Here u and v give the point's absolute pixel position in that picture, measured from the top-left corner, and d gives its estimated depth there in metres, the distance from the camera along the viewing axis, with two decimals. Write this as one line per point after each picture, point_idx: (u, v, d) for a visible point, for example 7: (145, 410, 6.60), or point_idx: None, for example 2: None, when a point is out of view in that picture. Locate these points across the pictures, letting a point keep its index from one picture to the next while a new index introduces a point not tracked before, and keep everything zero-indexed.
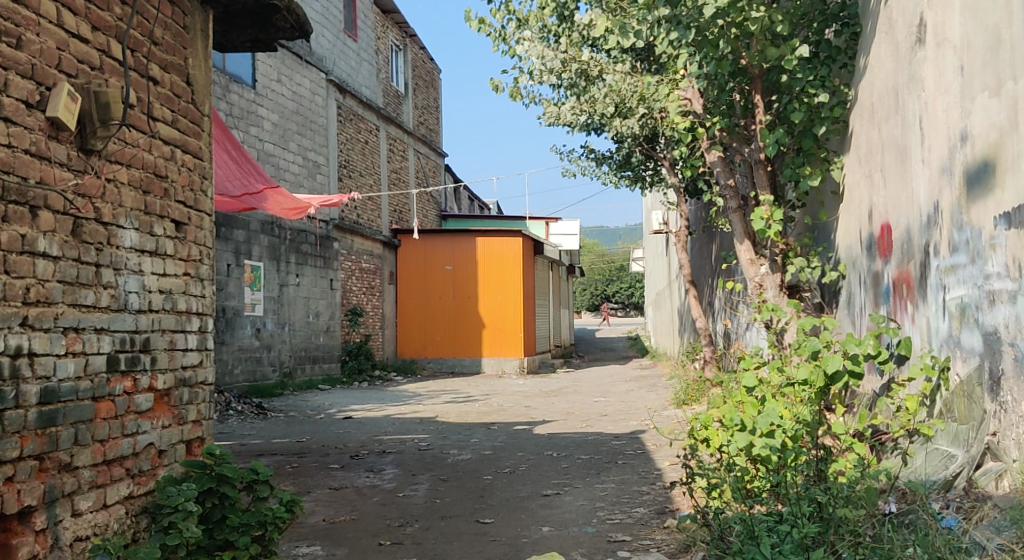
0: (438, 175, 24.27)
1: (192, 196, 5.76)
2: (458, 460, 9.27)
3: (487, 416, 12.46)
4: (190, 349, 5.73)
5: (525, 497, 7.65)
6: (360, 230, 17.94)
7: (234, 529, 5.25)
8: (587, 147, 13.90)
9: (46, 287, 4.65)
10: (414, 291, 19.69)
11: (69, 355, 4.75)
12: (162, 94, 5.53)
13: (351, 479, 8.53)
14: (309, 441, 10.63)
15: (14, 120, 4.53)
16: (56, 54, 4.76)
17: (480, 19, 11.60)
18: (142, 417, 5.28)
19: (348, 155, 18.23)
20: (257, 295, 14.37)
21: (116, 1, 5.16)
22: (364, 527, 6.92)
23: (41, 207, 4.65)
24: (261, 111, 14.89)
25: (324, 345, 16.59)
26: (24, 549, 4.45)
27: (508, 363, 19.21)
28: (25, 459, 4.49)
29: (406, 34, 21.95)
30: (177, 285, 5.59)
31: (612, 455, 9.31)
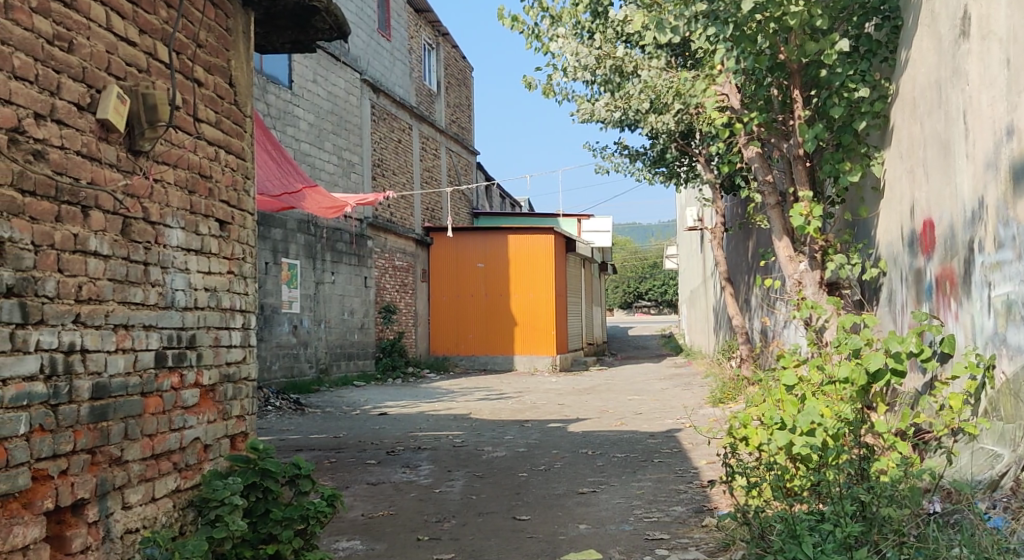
0: (471, 173, 24.36)
1: (235, 196, 5.83)
2: (492, 457, 9.31)
3: (520, 414, 12.50)
4: (234, 345, 5.81)
5: (560, 495, 7.66)
6: (393, 228, 18.07)
7: (277, 523, 5.33)
8: (621, 144, 13.89)
9: (97, 285, 4.72)
10: (446, 288, 19.80)
11: (120, 351, 4.84)
12: (206, 96, 5.62)
13: (387, 475, 8.60)
14: (345, 436, 10.72)
15: (67, 123, 4.62)
16: (105, 58, 4.85)
17: (513, 16, 11.65)
18: (189, 412, 5.37)
19: (381, 155, 18.35)
20: (294, 292, 14.51)
21: (162, 4, 5.25)
22: (401, 523, 6.98)
23: (92, 207, 4.73)
24: (297, 111, 15.05)
25: (359, 342, 16.70)
26: (77, 541, 4.54)
27: (540, 360, 19.14)
28: (78, 452, 4.58)
29: (439, 33, 22.04)
30: (221, 283, 5.68)
31: (647, 454, 9.31)
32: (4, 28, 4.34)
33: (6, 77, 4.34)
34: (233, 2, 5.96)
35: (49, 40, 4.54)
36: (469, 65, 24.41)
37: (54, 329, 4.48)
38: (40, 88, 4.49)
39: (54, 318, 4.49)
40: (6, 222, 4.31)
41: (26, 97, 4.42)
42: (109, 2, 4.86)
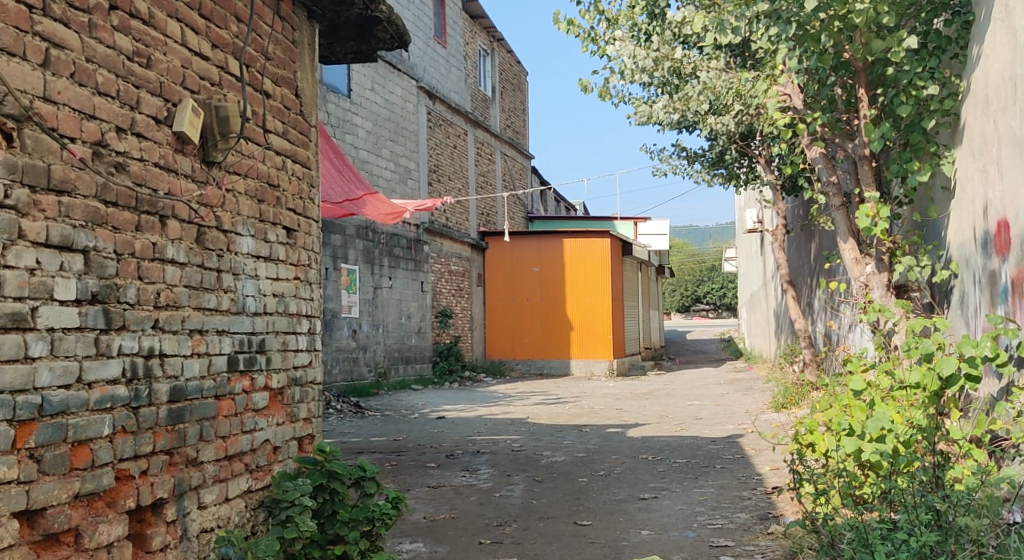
0: (526, 177, 24.41)
1: (301, 204, 5.91)
2: (551, 462, 9.30)
3: (579, 419, 12.49)
4: (301, 349, 5.87)
5: (622, 500, 7.65)
6: (448, 233, 18.18)
7: (344, 524, 5.39)
8: (679, 146, 13.81)
9: (174, 291, 4.78)
10: (501, 292, 19.84)
11: (195, 355, 4.91)
12: (275, 108, 5.70)
13: (448, 478, 8.65)
14: (405, 439, 10.80)
15: (146, 135, 4.66)
16: (180, 72, 4.92)
17: (569, 20, 11.62)
18: (259, 414, 5.45)
19: (437, 160, 18.46)
20: (353, 297, 14.64)
21: (233, 18, 5.34)
22: (463, 526, 7.01)
23: (169, 217, 4.78)
24: (356, 119, 15.20)
25: (416, 345, 16.80)
26: (157, 540, 4.61)
27: (597, 365, 19.06)
28: (157, 454, 4.64)
29: (494, 38, 22.08)
30: (289, 288, 5.75)
31: (709, 459, 9.25)
32: (89, 46, 4.36)
33: (90, 94, 4.37)
34: (299, 15, 6.05)
35: (129, 56, 4.58)
36: (524, 70, 24.43)
37: (135, 334, 4.51)
38: (121, 102, 4.53)
39: (135, 323, 4.52)
40: (90, 232, 4.33)
41: (108, 112, 4.45)
42: (184, 19, 4.94)
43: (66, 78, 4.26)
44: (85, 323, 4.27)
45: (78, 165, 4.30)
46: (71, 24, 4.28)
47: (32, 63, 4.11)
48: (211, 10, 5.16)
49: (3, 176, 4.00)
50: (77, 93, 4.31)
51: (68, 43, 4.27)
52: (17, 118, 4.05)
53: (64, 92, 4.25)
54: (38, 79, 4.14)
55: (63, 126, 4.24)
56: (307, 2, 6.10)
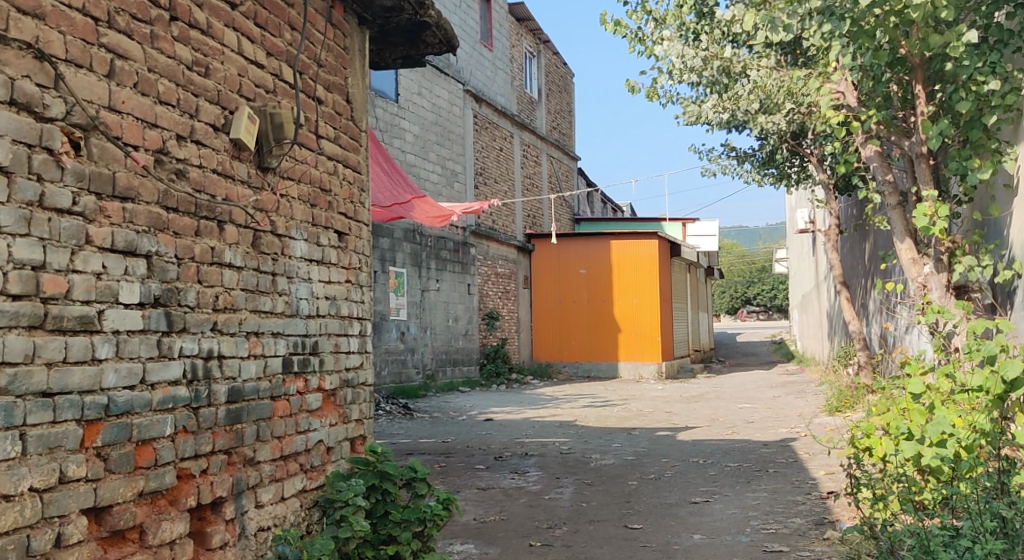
0: (572, 179, 24.34)
1: (352, 208, 5.88)
2: (600, 465, 9.22)
3: (628, 422, 12.40)
4: (352, 351, 5.86)
5: (673, 504, 7.55)
6: (495, 235, 18.19)
7: (396, 524, 5.37)
8: (729, 146, 13.68)
9: (231, 294, 4.74)
10: (548, 295, 19.79)
11: (251, 357, 4.89)
12: (326, 113, 5.69)
13: (496, 480, 8.61)
14: (454, 441, 10.78)
15: (205, 143, 4.61)
16: (237, 80, 4.87)
17: (616, 21, 11.55)
18: (313, 415, 5.44)
19: (483, 163, 18.46)
20: (400, 299, 14.66)
21: (287, 26, 5.30)
22: (513, 528, 6.96)
23: (227, 222, 4.74)
24: (403, 123, 15.24)
25: (463, 347, 16.80)
26: (217, 537, 4.60)
27: (645, 367, 18.87)
28: (216, 453, 4.62)
29: (540, 40, 22.04)
30: (340, 291, 5.73)
31: (762, 463, 9.11)
32: (152, 56, 4.27)
33: (153, 102, 4.28)
34: (350, 22, 6.04)
35: (189, 65, 4.51)
36: (570, 71, 24.37)
37: (195, 336, 4.48)
38: (182, 111, 4.46)
39: (194, 326, 4.48)
40: (154, 238, 4.25)
41: (170, 120, 4.38)
42: (240, 27, 4.89)
43: (129, 88, 4.15)
44: (148, 327, 4.20)
45: (142, 172, 4.21)
46: (134, 35, 4.18)
47: (98, 73, 4.01)
48: (266, 19, 5.12)
49: (72, 183, 3.89)
50: (140, 102, 4.21)
51: (131, 54, 4.16)
52: (84, 127, 3.94)
53: (128, 102, 4.15)
54: (104, 89, 4.03)
55: (129, 135, 4.14)
56: (358, 8, 6.08)
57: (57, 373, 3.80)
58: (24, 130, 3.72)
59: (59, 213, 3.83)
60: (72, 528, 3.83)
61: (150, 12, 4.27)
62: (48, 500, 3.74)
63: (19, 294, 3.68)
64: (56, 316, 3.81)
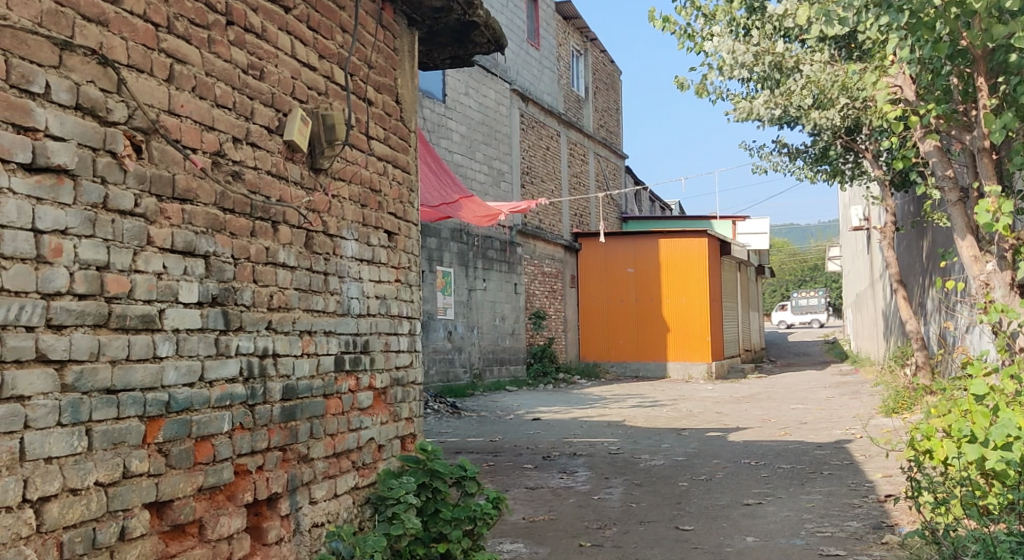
0: (619, 178, 24.29)
1: (401, 208, 5.94)
2: (650, 466, 9.20)
3: (678, 422, 12.35)
4: (402, 350, 5.92)
5: (725, 506, 7.52)
6: (542, 234, 18.24)
7: (447, 523, 5.42)
8: (780, 143, 13.57)
9: (285, 294, 4.81)
10: (595, 293, 19.77)
11: (305, 355, 4.97)
12: (377, 115, 5.75)
13: (544, 480, 8.63)
14: (501, 440, 10.81)
15: (260, 145, 4.69)
16: (290, 83, 4.94)
17: (665, 17, 11.52)
18: (364, 413, 5.51)
19: (530, 162, 18.50)
20: (448, 299, 14.73)
21: (338, 29, 5.36)
22: (563, 528, 6.99)
23: (280, 222, 4.81)
24: (450, 123, 15.31)
25: (510, 347, 16.86)
26: (273, 533, 4.67)
27: (695, 367, 18.81)
28: (272, 450, 4.70)
29: (587, 38, 22.01)
30: (390, 291, 5.79)
31: (816, 465, 9.04)
32: (209, 60, 4.35)
33: (209, 106, 4.36)
34: (400, 23, 6.09)
35: (245, 69, 4.59)
36: (617, 69, 24.31)
37: (250, 335, 4.55)
38: (237, 113, 4.54)
39: (250, 325, 4.55)
40: (210, 238, 4.33)
41: (226, 123, 4.46)
42: (294, 30, 4.96)
43: (188, 92, 4.24)
44: (206, 325, 4.29)
45: (200, 174, 4.29)
46: (193, 41, 4.27)
47: (157, 78, 4.09)
48: (318, 22, 5.18)
49: (134, 186, 3.96)
50: (198, 106, 4.29)
51: (189, 59, 4.24)
52: (144, 131, 4.01)
53: (186, 106, 4.23)
54: (164, 93, 4.11)
55: (187, 138, 4.23)
56: (408, 9, 6.13)
57: (121, 370, 3.87)
58: (89, 135, 3.79)
59: (122, 214, 3.90)
60: (135, 522, 3.90)
61: (207, 17, 4.35)
62: (112, 494, 3.81)
63: (85, 294, 3.75)
64: (120, 314, 3.87)
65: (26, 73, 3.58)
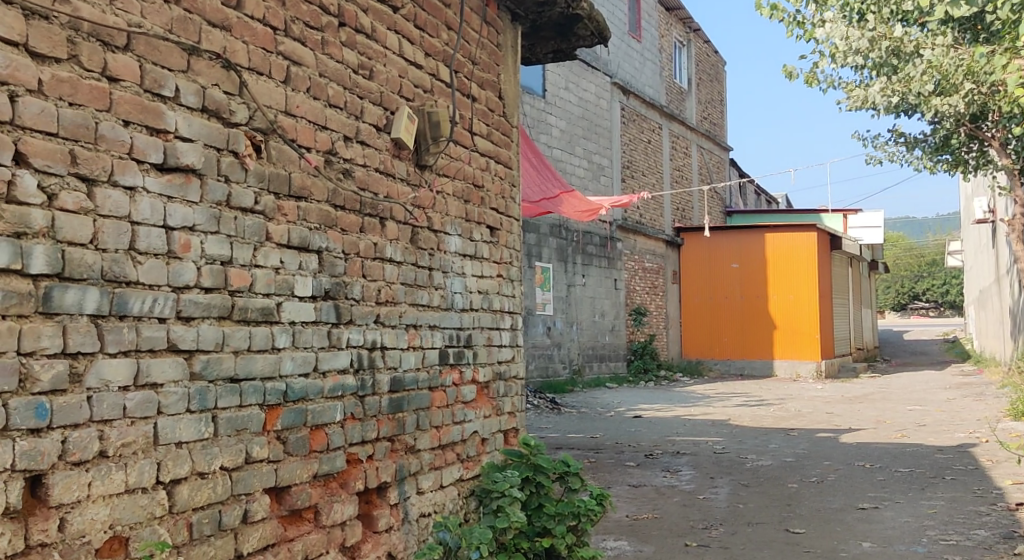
0: (723, 171, 24.04)
1: (503, 203, 6.01)
2: (758, 466, 9.12)
3: (785, 422, 12.20)
4: (504, 344, 6.00)
5: (839, 510, 7.43)
6: (643, 230, 18.19)
7: (551, 517, 5.46)
8: (897, 132, 13.26)
9: (392, 288, 4.93)
10: (699, 290, 19.66)
11: (411, 349, 5.08)
12: (480, 111, 5.84)
13: (648, 478, 8.63)
14: (603, 437, 10.84)
15: (369, 143, 4.80)
16: (398, 82, 5.05)
17: (773, 5, 11.39)
18: (468, 406, 5.60)
19: (631, 155, 18.46)
20: (546, 295, 14.79)
21: (444, 27, 5.46)
22: (667, 527, 6.99)
23: (387, 218, 4.91)
24: (550, 119, 15.37)
25: (610, 344, 16.85)
26: (382, 521, 4.79)
27: (803, 367, 18.39)
28: (381, 440, 4.82)
29: (691, 29, 21.82)
30: (492, 285, 5.87)
31: (937, 470, 8.84)
32: (322, 62, 4.48)
33: (323, 106, 4.50)
34: (503, 18, 6.17)
35: (355, 69, 4.71)
36: (721, 61, 24.04)
37: (360, 328, 4.68)
38: (347, 113, 4.66)
39: (360, 318, 4.68)
40: (322, 234, 4.45)
41: (338, 122, 4.59)
42: (402, 30, 5.07)
43: (303, 93, 4.38)
44: (320, 318, 4.42)
45: (314, 172, 4.42)
46: (308, 43, 4.40)
47: (275, 80, 4.23)
48: (425, 20, 5.28)
49: (254, 184, 4.11)
50: (312, 107, 4.43)
51: (305, 60, 4.38)
52: (264, 131, 4.17)
53: (301, 106, 4.37)
54: (281, 95, 4.26)
55: (302, 137, 4.37)
56: (511, 5, 6.21)
57: (243, 359, 4.03)
58: (213, 136, 3.94)
59: (243, 212, 4.05)
60: (256, 506, 4.06)
61: (321, 20, 4.48)
62: (236, 478, 3.97)
63: (211, 287, 3.90)
64: (241, 307, 4.02)
65: (158, 77, 3.74)
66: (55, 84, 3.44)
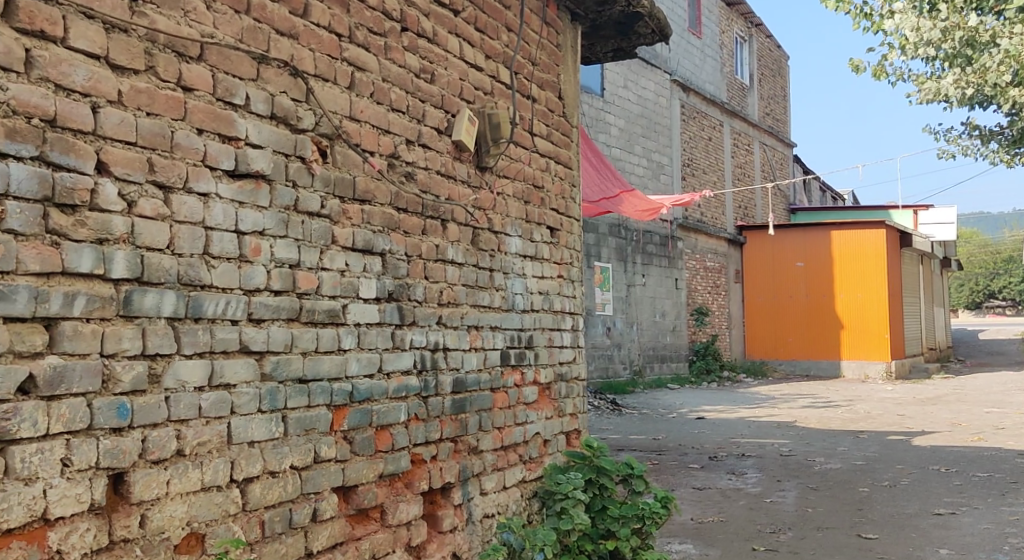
0: (787, 167, 23.80)
1: (564, 204, 6.03)
2: (827, 470, 9.03)
3: (854, 424, 12.06)
4: (566, 345, 6.02)
5: (913, 515, 7.33)
6: (704, 228, 18.08)
7: (614, 520, 5.48)
8: (971, 126, 13.06)
9: (454, 289, 4.97)
10: (762, 290, 19.45)
11: (473, 350, 5.12)
12: (540, 111, 5.87)
13: (713, 480, 8.59)
14: (665, 438, 10.81)
15: (430, 146, 4.85)
16: (459, 85, 5.10)
17: None
18: (530, 407, 5.63)
19: (692, 153, 18.37)
20: (606, 295, 14.78)
21: (503, 29, 5.49)
22: (734, 530, 6.96)
23: (449, 220, 4.96)
24: (609, 118, 15.36)
25: (671, 344, 16.79)
26: (447, 521, 4.84)
27: (872, 367, 18.12)
28: (444, 440, 4.87)
29: (752, 24, 21.64)
30: (553, 286, 5.89)
31: (1017, 475, 8.67)
32: (385, 66, 4.54)
33: (386, 110, 4.56)
34: (563, 18, 6.19)
35: (417, 73, 4.76)
36: (784, 55, 23.80)
37: (423, 329, 4.73)
38: (410, 116, 4.72)
39: (423, 319, 4.73)
40: (385, 236, 4.51)
41: (401, 126, 4.64)
42: (462, 33, 5.12)
43: (367, 98, 4.44)
44: (384, 319, 4.48)
45: (377, 176, 4.48)
46: (371, 48, 4.46)
47: (340, 86, 4.30)
48: (485, 22, 5.32)
49: (321, 188, 4.18)
50: (375, 111, 4.49)
51: (368, 65, 4.44)
52: (330, 136, 4.24)
53: (365, 111, 4.43)
54: (346, 100, 4.32)
55: (366, 142, 4.43)
56: (570, 5, 6.23)
57: (311, 360, 4.10)
58: (282, 142, 4.02)
59: (310, 216, 4.12)
60: (325, 504, 4.12)
61: (384, 25, 4.54)
62: (305, 477, 4.04)
63: (279, 290, 3.98)
64: (309, 309, 4.09)
65: (229, 86, 3.82)
66: (133, 95, 3.52)
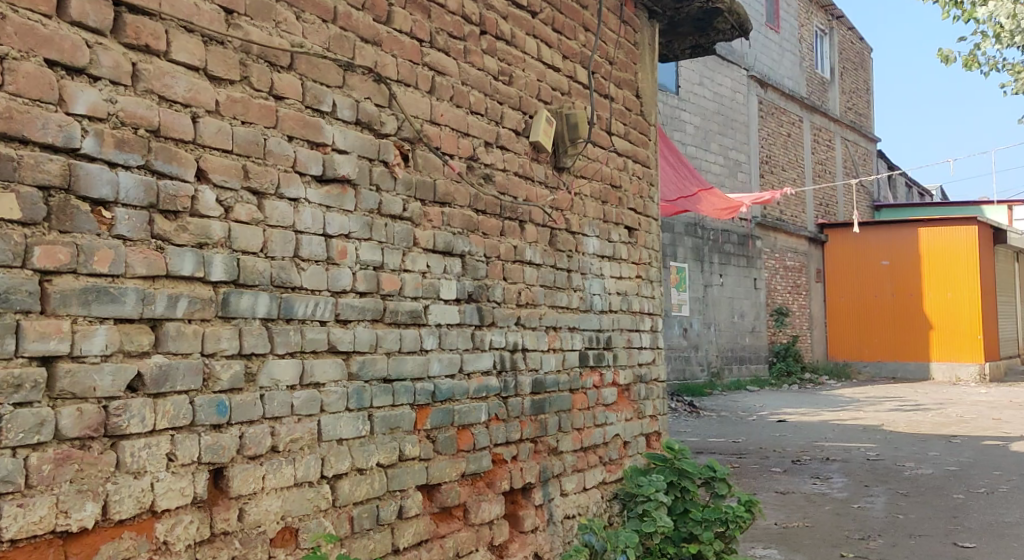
0: (870, 163, 23.39)
1: (643, 203, 6.04)
2: (917, 475, 8.87)
3: (945, 428, 11.81)
4: (645, 347, 6.02)
5: (1012, 524, 7.16)
6: (783, 226, 17.88)
7: (697, 523, 5.46)
8: None
9: (532, 290, 5.01)
10: (845, 290, 19.21)
11: (552, 350, 5.15)
12: (618, 111, 5.88)
13: (797, 485, 8.51)
14: (746, 442, 10.73)
15: (509, 148, 4.90)
16: (536, 86, 5.13)
17: None
18: (609, 409, 5.64)
19: (770, 150, 18.18)
20: (682, 295, 14.74)
21: (580, 29, 5.52)
22: (821, 536, 6.88)
23: (527, 221, 5.00)
24: (684, 115, 15.30)
25: (751, 345, 16.64)
26: (528, 521, 4.88)
27: (964, 369, 17.73)
28: (524, 441, 4.91)
29: (833, 17, 21.32)
30: (631, 287, 5.90)
31: None
32: (465, 70, 4.60)
33: (465, 113, 4.61)
34: (640, 16, 6.19)
35: (495, 76, 4.82)
36: (866, 48, 23.39)
37: (502, 330, 4.78)
38: (489, 119, 4.78)
39: (502, 320, 4.78)
40: (465, 238, 4.56)
41: (480, 128, 4.70)
42: (540, 35, 5.16)
43: (447, 101, 4.50)
44: (464, 320, 4.54)
45: (457, 178, 4.54)
46: (451, 53, 4.52)
47: (421, 91, 4.37)
48: (563, 23, 5.36)
49: (402, 192, 4.25)
50: (455, 114, 4.55)
51: (448, 69, 4.50)
52: (411, 140, 4.31)
53: (446, 114, 4.50)
54: (427, 104, 4.39)
55: (445, 145, 4.49)
56: (648, 2, 6.22)
57: (395, 360, 4.17)
58: (366, 146, 4.10)
59: (393, 219, 4.20)
60: (410, 502, 4.19)
61: (464, 29, 4.60)
62: (391, 475, 4.12)
63: (364, 291, 4.05)
64: (393, 310, 4.17)
65: (317, 93, 3.92)
66: (229, 104, 3.63)
